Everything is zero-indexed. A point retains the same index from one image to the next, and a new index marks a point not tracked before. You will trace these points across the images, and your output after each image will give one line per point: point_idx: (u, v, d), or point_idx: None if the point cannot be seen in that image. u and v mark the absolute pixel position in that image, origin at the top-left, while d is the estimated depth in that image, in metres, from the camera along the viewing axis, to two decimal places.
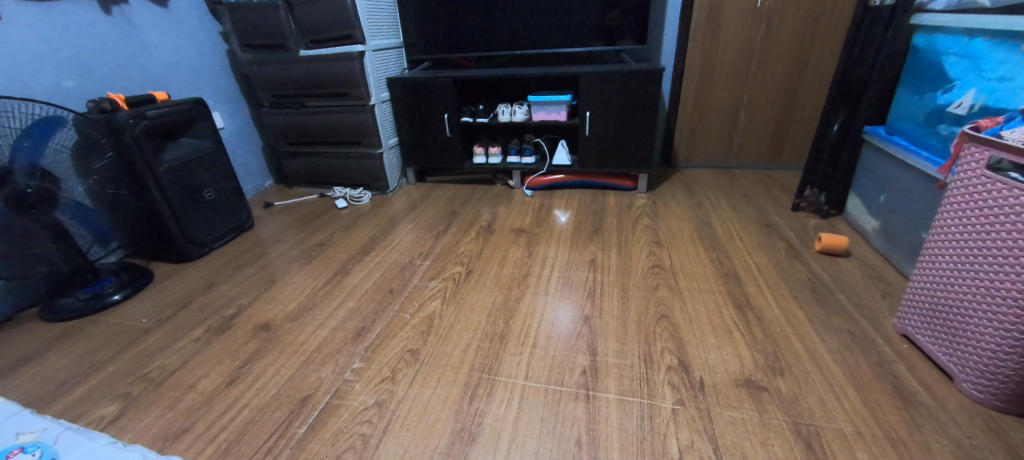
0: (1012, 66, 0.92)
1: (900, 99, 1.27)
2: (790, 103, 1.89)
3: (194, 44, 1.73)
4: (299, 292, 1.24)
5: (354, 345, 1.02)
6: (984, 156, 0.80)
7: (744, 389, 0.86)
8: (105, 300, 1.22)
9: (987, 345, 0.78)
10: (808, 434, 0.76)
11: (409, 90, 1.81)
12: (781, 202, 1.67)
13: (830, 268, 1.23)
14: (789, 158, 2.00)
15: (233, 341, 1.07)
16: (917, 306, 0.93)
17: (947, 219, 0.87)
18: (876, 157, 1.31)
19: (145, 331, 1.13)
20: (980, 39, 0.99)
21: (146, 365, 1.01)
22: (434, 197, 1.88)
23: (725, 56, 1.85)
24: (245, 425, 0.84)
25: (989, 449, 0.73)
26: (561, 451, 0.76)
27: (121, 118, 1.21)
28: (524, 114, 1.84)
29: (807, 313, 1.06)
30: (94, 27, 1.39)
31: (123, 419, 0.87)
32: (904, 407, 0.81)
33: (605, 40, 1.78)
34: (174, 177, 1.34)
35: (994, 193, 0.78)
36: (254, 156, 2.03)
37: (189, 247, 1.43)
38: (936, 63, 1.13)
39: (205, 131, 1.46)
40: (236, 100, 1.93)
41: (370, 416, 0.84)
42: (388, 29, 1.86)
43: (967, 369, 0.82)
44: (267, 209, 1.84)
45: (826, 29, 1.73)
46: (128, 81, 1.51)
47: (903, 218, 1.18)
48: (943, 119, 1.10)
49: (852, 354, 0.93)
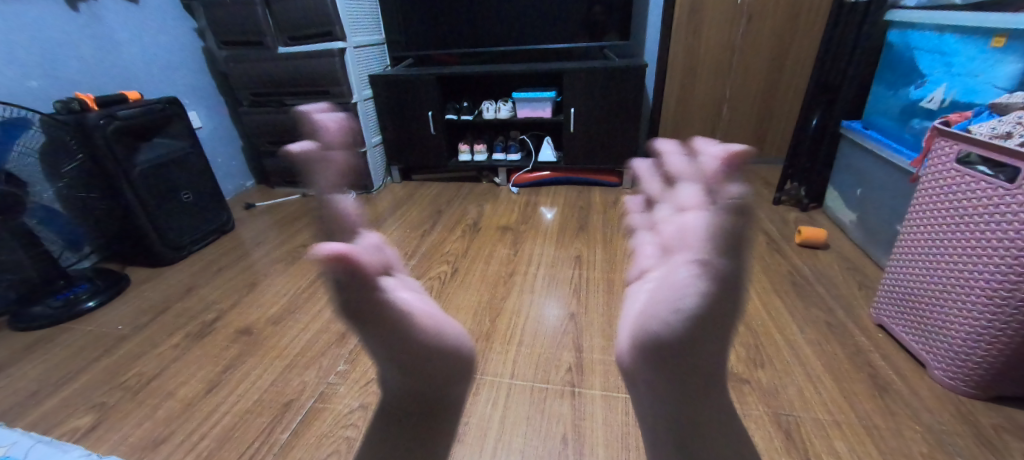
0: (981, 62, 0.94)
1: (875, 94, 1.29)
2: (770, 97, 1.92)
3: (167, 41, 1.68)
4: (282, 295, 1.23)
5: (338, 347, 1.01)
6: (954, 150, 0.82)
7: (727, 383, 0.87)
8: (79, 307, 1.19)
9: (957, 332, 0.81)
10: (787, 425, 0.78)
11: (392, 87, 1.79)
12: (762, 196, 1.69)
13: (810, 260, 1.25)
14: (770, 152, 2.03)
15: (214, 346, 1.05)
16: (892, 296, 0.96)
17: (920, 212, 0.89)
18: (853, 151, 1.33)
19: (122, 338, 1.10)
20: (951, 35, 1.01)
21: (123, 373, 0.98)
22: (419, 195, 1.86)
23: (707, 52, 1.86)
24: (226, 432, 0.83)
25: (960, 435, 0.75)
26: (547, 449, 0.76)
27: (91, 119, 1.17)
28: (509, 111, 1.83)
29: (787, 306, 1.08)
30: (60, 25, 1.34)
31: (99, 430, 0.85)
32: (879, 396, 0.83)
33: (589, 36, 1.78)
34: (148, 179, 1.30)
35: (962, 186, 0.80)
36: (233, 156, 1.98)
37: (167, 250, 1.40)
38: (908, 58, 1.16)
39: (180, 131, 1.42)
40: (213, 99, 1.89)
41: (355, 420, 0.83)
42: (369, 25, 1.83)
43: (938, 357, 0.85)
44: (248, 210, 1.81)
45: (805, 25, 1.76)
46: (98, 80, 1.46)
47: (879, 211, 1.21)
48: (916, 113, 1.13)
49: (830, 345, 0.95)
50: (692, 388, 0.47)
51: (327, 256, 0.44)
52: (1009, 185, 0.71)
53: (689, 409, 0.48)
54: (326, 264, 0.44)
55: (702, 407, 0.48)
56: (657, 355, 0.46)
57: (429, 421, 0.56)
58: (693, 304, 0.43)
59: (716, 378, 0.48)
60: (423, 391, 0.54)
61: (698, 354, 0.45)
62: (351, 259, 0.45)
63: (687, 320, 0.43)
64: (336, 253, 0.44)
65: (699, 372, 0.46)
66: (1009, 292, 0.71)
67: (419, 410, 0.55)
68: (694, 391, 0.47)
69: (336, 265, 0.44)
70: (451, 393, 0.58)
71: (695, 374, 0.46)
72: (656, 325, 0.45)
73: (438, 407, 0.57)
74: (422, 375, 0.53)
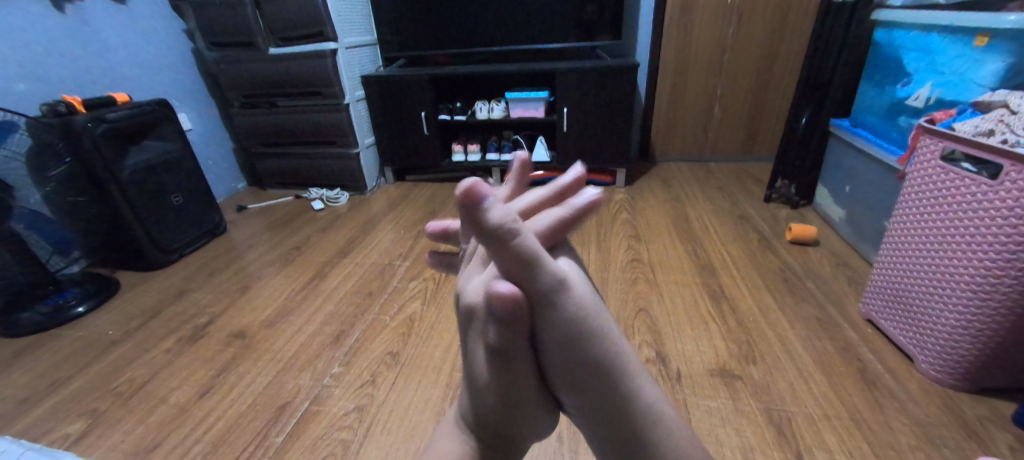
0: (964, 60, 0.95)
1: (863, 93, 1.31)
2: (761, 96, 1.94)
3: (155, 43, 1.67)
4: (276, 297, 1.22)
5: (333, 349, 1.01)
6: (939, 147, 0.84)
7: (719, 379, 0.88)
8: (69, 312, 1.18)
9: (943, 326, 0.82)
10: (779, 420, 0.79)
11: (384, 88, 1.79)
12: (754, 193, 1.71)
13: (801, 257, 1.27)
14: (761, 150, 2.05)
15: (207, 350, 1.05)
16: (880, 292, 0.97)
17: (907, 208, 0.91)
18: (842, 149, 1.35)
19: (113, 342, 1.09)
20: (935, 34, 1.03)
21: (115, 378, 0.98)
22: (413, 196, 1.86)
23: (698, 51, 1.87)
24: (221, 435, 0.82)
25: (946, 427, 0.77)
26: (542, 448, 0.76)
27: (77, 121, 1.15)
28: (502, 111, 1.84)
29: (778, 302, 1.09)
30: (47, 26, 1.32)
31: (91, 436, 0.84)
32: (868, 390, 0.84)
33: (581, 36, 1.79)
34: (138, 182, 1.29)
35: (947, 183, 0.82)
36: (225, 158, 1.97)
37: (158, 254, 1.39)
38: (895, 57, 1.17)
39: (170, 133, 1.41)
40: (204, 101, 1.87)
41: (350, 421, 0.83)
42: (360, 26, 1.82)
43: (925, 351, 0.86)
44: (240, 213, 1.79)
45: (794, 24, 1.78)
46: (85, 82, 1.44)
47: (868, 208, 1.23)
48: (902, 111, 1.14)
49: (820, 340, 0.97)
50: (598, 384, 0.44)
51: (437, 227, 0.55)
52: (991, 182, 0.73)
53: (606, 414, 0.44)
54: (498, 306, 0.37)
55: (617, 395, 0.44)
56: (561, 354, 0.43)
57: (505, 447, 0.50)
58: (562, 280, 0.42)
59: (629, 369, 0.45)
60: (499, 417, 0.47)
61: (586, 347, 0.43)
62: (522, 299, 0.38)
63: (576, 308, 0.42)
64: (512, 296, 0.37)
65: (595, 370, 0.43)
66: (992, 286, 0.73)
67: (494, 443, 0.49)
68: (597, 390, 0.44)
69: (505, 310, 0.37)
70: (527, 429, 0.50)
71: (596, 368, 0.44)
72: (546, 322, 0.43)
73: (512, 434, 0.49)
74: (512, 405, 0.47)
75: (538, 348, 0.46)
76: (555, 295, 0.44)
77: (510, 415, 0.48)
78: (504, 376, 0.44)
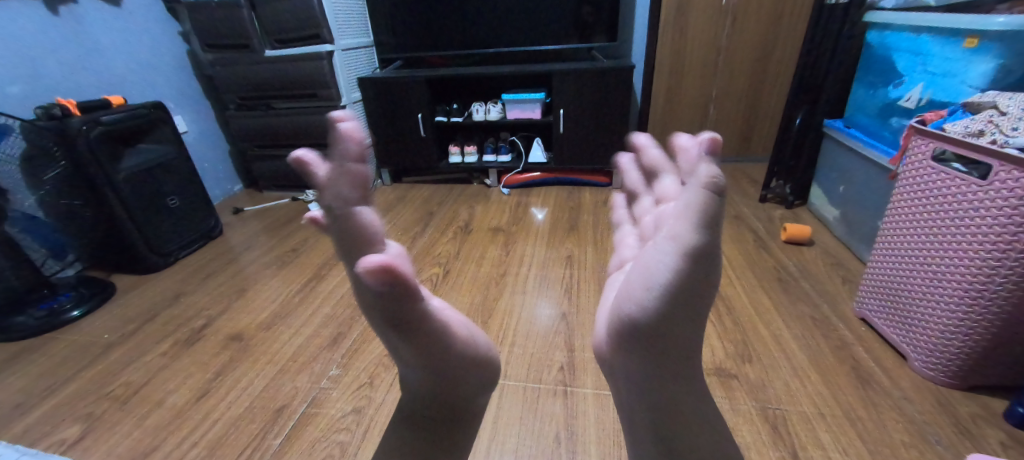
0: (954, 62, 0.96)
1: (856, 94, 1.32)
2: (756, 97, 1.95)
3: (149, 45, 1.66)
4: (273, 300, 1.22)
5: (330, 352, 1.01)
6: (930, 147, 0.85)
7: (715, 378, 0.88)
8: (64, 316, 1.17)
9: (935, 324, 0.83)
10: (774, 419, 0.79)
11: (381, 90, 1.79)
12: (749, 193, 1.72)
13: (795, 257, 1.28)
14: (756, 151, 2.06)
15: (203, 353, 1.04)
16: (874, 290, 0.98)
17: (899, 207, 0.92)
18: (835, 149, 1.36)
19: (109, 346, 1.08)
20: (926, 36, 1.04)
21: (110, 382, 0.97)
22: (410, 198, 1.86)
23: (693, 52, 1.88)
24: (218, 439, 0.82)
25: (939, 424, 0.77)
26: (539, 447, 0.77)
27: (73, 124, 1.15)
28: (499, 112, 1.84)
29: (773, 302, 1.10)
30: (40, 29, 1.32)
31: (86, 440, 0.84)
32: (862, 388, 0.85)
33: (577, 38, 1.80)
34: (134, 185, 1.29)
35: (938, 182, 0.83)
36: (220, 160, 1.96)
37: (153, 257, 1.38)
38: (887, 58, 1.19)
39: (166, 136, 1.41)
40: (199, 103, 1.87)
41: (348, 424, 0.83)
42: (356, 28, 1.82)
43: (918, 349, 0.87)
44: (237, 215, 1.79)
45: (788, 25, 1.79)
46: (79, 85, 1.43)
47: (861, 207, 1.24)
48: (895, 112, 1.15)
49: (814, 339, 0.97)
50: (663, 370, 0.43)
51: (368, 271, 0.36)
52: (982, 181, 0.74)
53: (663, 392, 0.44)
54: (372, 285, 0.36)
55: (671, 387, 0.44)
56: (633, 335, 0.40)
57: (454, 426, 0.53)
58: (669, 280, 0.35)
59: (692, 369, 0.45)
60: (437, 391, 0.49)
61: (673, 332, 0.39)
62: (396, 269, 0.37)
63: (662, 300, 0.36)
64: (379, 268, 0.36)
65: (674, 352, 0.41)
66: (983, 284, 0.74)
67: (442, 417, 0.51)
68: (660, 384, 0.44)
69: (382, 285, 0.37)
70: (467, 400, 0.52)
71: (669, 354, 0.42)
72: (631, 306, 0.39)
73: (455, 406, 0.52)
74: (451, 379, 0.49)
75: (465, 336, 0.47)
76: (639, 285, 0.38)
77: (450, 392, 0.50)
78: (431, 361, 0.45)
